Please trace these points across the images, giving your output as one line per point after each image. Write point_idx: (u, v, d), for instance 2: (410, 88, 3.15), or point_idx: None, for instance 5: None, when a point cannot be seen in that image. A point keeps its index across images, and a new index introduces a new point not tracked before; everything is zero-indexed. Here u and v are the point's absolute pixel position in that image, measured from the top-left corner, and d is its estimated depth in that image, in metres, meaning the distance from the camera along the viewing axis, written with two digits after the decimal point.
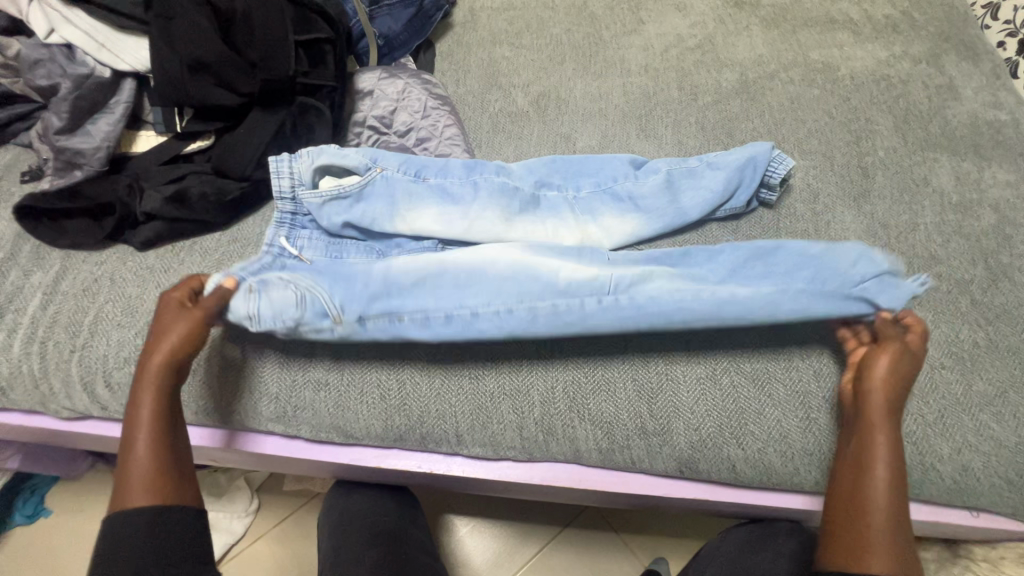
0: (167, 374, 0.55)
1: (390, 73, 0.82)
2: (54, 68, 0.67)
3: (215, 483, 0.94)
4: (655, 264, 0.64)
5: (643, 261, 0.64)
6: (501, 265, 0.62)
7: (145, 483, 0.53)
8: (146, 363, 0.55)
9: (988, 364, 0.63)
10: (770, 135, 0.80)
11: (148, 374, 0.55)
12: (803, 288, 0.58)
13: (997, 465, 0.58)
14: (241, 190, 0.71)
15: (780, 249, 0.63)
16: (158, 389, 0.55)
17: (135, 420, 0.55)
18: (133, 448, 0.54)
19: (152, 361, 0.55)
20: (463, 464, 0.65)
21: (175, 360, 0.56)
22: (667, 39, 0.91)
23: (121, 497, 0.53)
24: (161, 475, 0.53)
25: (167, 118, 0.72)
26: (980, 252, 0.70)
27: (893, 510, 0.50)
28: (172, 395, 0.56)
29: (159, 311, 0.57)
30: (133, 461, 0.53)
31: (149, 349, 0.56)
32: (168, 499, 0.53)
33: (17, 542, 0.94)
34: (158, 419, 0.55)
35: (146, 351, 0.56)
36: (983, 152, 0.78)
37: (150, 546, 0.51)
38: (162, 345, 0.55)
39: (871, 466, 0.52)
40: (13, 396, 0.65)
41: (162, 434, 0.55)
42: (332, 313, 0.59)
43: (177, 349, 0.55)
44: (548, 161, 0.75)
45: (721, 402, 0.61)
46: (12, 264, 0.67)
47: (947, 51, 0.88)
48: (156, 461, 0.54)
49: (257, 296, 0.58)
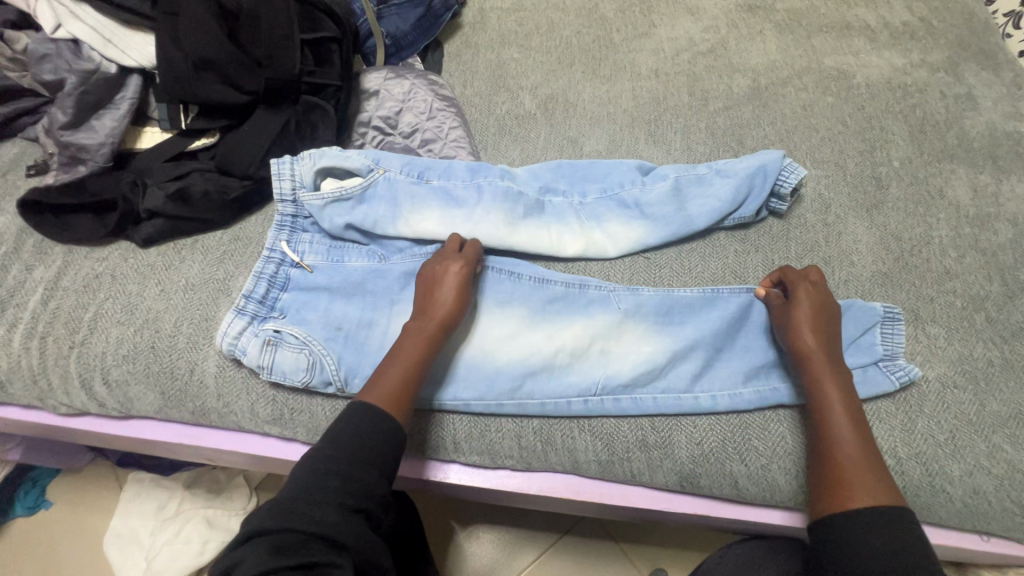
0: (450, 317, 0.59)
1: (397, 73, 0.81)
2: (59, 62, 0.66)
3: (215, 481, 0.94)
4: (644, 313, 0.66)
5: (644, 313, 0.66)
6: (502, 355, 0.63)
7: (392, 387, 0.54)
8: (435, 312, 0.59)
9: (1003, 384, 0.61)
10: (781, 142, 0.79)
11: (439, 307, 0.59)
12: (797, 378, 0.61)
13: (1012, 489, 0.56)
14: (244, 189, 0.70)
15: None
16: (434, 327, 0.58)
17: (404, 345, 0.57)
18: (396, 359, 0.56)
19: (442, 303, 0.59)
20: (459, 472, 0.64)
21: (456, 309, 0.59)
22: (678, 44, 0.90)
23: (367, 389, 0.55)
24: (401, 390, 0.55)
25: (173, 115, 0.72)
26: (995, 267, 0.68)
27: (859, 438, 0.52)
28: (438, 335, 0.58)
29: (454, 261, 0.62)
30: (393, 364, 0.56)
31: (434, 298, 0.60)
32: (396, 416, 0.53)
33: (17, 534, 0.94)
34: (421, 352, 0.57)
35: (439, 292, 0.60)
36: (1001, 164, 0.76)
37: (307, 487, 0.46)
38: (454, 298, 0.59)
39: (829, 412, 0.54)
40: (13, 391, 0.65)
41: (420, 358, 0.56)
42: (338, 384, 0.61)
43: (458, 298, 0.60)
44: (554, 166, 0.74)
45: (728, 429, 0.60)
46: (15, 257, 0.67)
47: (966, 60, 0.86)
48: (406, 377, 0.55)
49: (273, 349, 0.60)
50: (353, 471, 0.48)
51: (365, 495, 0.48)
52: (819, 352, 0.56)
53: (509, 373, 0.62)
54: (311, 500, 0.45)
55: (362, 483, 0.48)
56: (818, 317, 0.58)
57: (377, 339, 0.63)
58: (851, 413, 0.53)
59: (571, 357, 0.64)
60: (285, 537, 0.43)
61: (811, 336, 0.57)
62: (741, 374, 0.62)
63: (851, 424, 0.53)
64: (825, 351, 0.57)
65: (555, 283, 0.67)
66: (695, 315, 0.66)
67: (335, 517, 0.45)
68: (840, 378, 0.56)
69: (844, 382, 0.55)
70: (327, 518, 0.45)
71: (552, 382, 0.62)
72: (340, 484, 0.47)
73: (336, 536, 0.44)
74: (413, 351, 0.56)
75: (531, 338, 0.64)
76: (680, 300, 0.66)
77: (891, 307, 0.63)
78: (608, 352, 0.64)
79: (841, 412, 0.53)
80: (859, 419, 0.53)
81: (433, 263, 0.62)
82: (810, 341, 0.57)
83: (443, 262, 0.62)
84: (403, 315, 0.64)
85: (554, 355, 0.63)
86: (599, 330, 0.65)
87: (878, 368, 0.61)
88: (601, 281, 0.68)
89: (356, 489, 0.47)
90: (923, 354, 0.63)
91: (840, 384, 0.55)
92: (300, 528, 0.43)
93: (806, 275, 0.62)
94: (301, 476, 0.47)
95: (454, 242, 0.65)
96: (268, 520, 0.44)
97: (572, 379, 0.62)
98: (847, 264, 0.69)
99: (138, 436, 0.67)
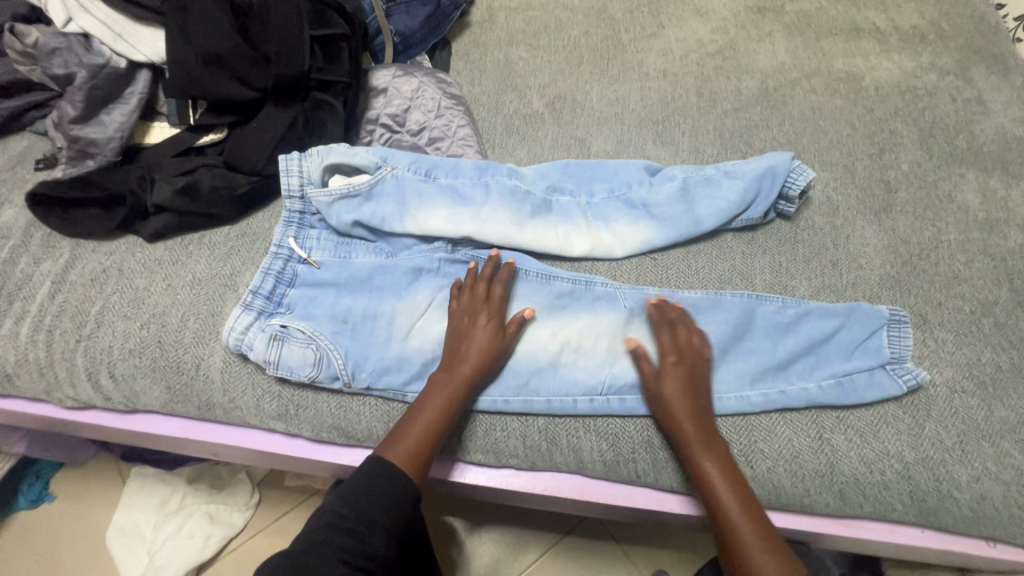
0: (476, 377, 0.59)
1: (405, 71, 0.81)
2: (70, 57, 0.67)
3: (218, 477, 0.94)
4: None
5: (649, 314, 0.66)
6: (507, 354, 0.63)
7: (415, 442, 0.55)
8: (461, 369, 0.59)
9: (1011, 390, 0.60)
10: (789, 145, 0.79)
11: (462, 365, 0.59)
12: (801, 380, 0.61)
13: (1019, 495, 0.56)
14: (251, 185, 0.70)
15: (791, 324, 0.64)
16: (459, 386, 0.58)
17: (429, 398, 0.58)
18: (418, 416, 0.57)
19: (462, 362, 0.59)
20: (463, 472, 0.63)
21: (481, 369, 0.59)
22: (687, 44, 0.90)
23: (389, 441, 0.56)
24: (423, 444, 0.55)
25: (182, 111, 0.71)
26: (1005, 272, 0.67)
27: (753, 520, 0.52)
28: (461, 396, 0.58)
29: (486, 316, 0.61)
30: (415, 421, 0.56)
31: (460, 352, 0.60)
32: (414, 477, 0.54)
33: (20, 527, 0.94)
34: (444, 409, 0.57)
35: (463, 350, 0.60)
36: (1011, 169, 0.75)
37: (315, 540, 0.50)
38: (479, 358, 0.59)
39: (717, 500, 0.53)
40: (19, 383, 0.65)
41: (442, 417, 0.57)
42: (345, 379, 0.61)
43: (485, 357, 0.59)
44: (561, 165, 0.74)
45: (734, 431, 0.60)
46: (23, 251, 0.67)
47: (976, 64, 0.85)
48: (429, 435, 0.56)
49: (279, 345, 0.60)
50: (358, 530, 0.51)
51: (366, 553, 0.50)
52: (693, 431, 0.56)
53: (513, 372, 0.62)
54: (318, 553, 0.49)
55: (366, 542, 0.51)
56: (685, 392, 0.57)
57: (384, 334, 0.63)
58: (737, 494, 0.53)
59: (576, 354, 0.64)
60: None
61: (685, 417, 0.56)
62: (747, 376, 0.61)
63: (739, 506, 0.53)
64: (699, 428, 0.56)
65: (561, 280, 0.67)
66: (701, 316, 0.65)
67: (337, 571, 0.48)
68: (718, 455, 0.55)
69: (724, 459, 0.55)
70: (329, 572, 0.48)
71: (558, 381, 0.62)
72: (344, 540, 0.50)
73: None
74: (436, 408, 0.57)
75: (537, 336, 0.64)
76: (686, 300, 0.66)
77: (898, 310, 0.63)
78: (613, 352, 0.64)
79: (727, 496, 0.53)
80: (747, 496, 0.53)
81: (461, 315, 0.62)
82: (685, 423, 0.56)
83: (470, 314, 0.62)
84: (411, 311, 0.64)
85: (559, 354, 0.64)
86: (604, 330, 0.65)
87: (885, 370, 0.61)
88: (608, 279, 0.68)
89: (360, 546, 0.50)
90: (930, 358, 0.63)
91: (723, 462, 0.55)
92: None
93: (669, 341, 0.61)
94: (312, 528, 0.51)
95: (485, 279, 0.63)
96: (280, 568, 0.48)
97: (577, 378, 0.62)
98: (855, 267, 0.69)
99: (143, 430, 0.67)
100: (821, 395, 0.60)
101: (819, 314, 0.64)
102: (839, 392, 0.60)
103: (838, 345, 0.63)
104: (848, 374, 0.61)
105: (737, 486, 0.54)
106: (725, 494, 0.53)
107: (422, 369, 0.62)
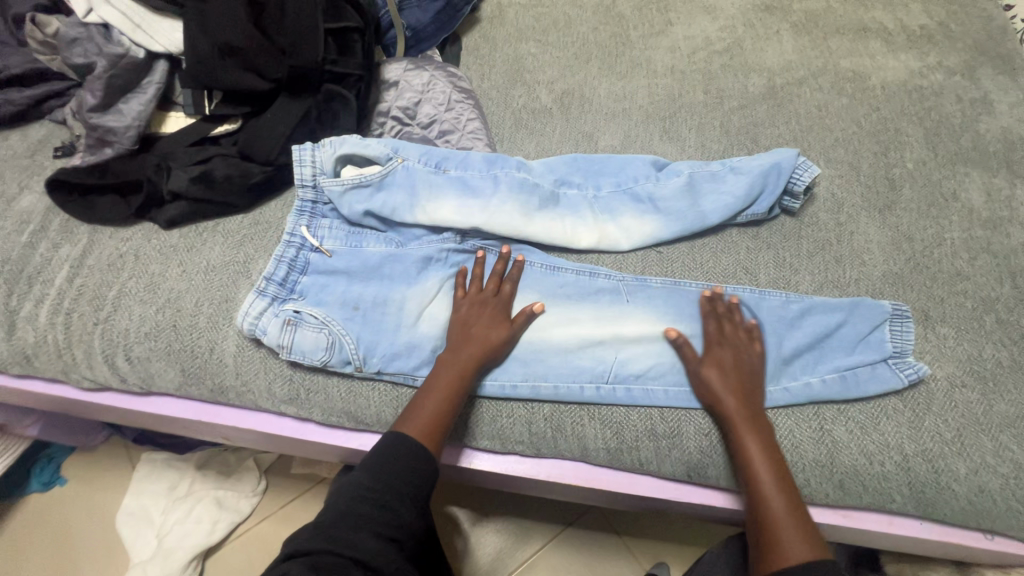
0: (483, 359, 0.60)
1: (417, 64, 0.83)
2: (90, 47, 0.68)
3: (227, 463, 0.96)
4: (654, 305, 0.67)
5: (653, 305, 0.67)
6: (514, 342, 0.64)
7: (428, 419, 0.56)
8: (467, 349, 0.60)
9: (1011, 385, 0.61)
10: (795, 142, 0.80)
11: (471, 346, 0.60)
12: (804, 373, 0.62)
13: (1017, 488, 0.56)
14: (264, 173, 0.71)
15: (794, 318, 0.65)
16: (467, 366, 0.59)
17: (439, 377, 0.59)
18: (428, 394, 0.58)
19: (470, 345, 0.61)
20: (470, 457, 0.65)
21: (488, 351, 0.61)
22: (695, 42, 0.90)
23: (401, 420, 0.57)
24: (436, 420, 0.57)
25: (198, 101, 0.72)
26: (1007, 270, 0.68)
27: (788, 497, 0.54)
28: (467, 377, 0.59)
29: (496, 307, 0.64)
30: (427, 399, 0.58)
31: (465, 335, 0.61)
32: (430, 449, 0.55)
33: (33, 509, 0.96)
34: (453, 387, 0.58)
35: (472, 334, 0.61)
36: (1016, 168, 0.76)
37: (343, 512, 0.50)
38: (486, 340, 0.61)
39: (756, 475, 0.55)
40: (37, 364, 0.67)
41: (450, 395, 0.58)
42: (357, 364, 0.62)
43: (492, 341, 0.61)
44: (569, 159, 0.75)
45: None
46: (42, 235, 0.69)
47: (983, 64, 0.86)
48: (441, 412, 0.57)
49: (293, 329, 0.62)
50: (385, 500, 0.51)
51: (397, 525, 0.51)
52: (739, 411, 0.57)
53: (520, 359, 0.63)
54: (350, 526, 0.49)
55: (394, 514, 0.51)
56: (730, 376, 0.60)
57: (395, 320, 0.64)
58: (778, 472, 0.55)
59: (582, 343, 0.65)
60: (322, 557, 0.46)
61: (731, 398, 0.58)
62: None
63: (779, 484, 0.54)
64: (745, 409, 0.58)
65: (567, 271, 0.69)
66: None
67: (371, 543, 0.48)
68: (764, 435, 0.57)
69: (768, 439, 0.57)
70: (364, 543, 0.48)
71: (565, 369, 0.63)
72: (376, 513, 0.50)
73: (369, 560, 0.47)
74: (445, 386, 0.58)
75: (544, 327, 0.66)
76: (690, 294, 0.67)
77: (899, 305, 0.64)
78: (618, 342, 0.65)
79: (766, 472, 0.55)
80: (785, 476, 0.55)
81: (469, 303, 0.64)
82: (730, 403, 0.58)
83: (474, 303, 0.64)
84: (421, 298, 0.66)
85: (565, 344, 0.65)
86: (609, 321, 0.66)
87: (886, 364, 0.62)
88: (613, 271, 0.69)
89: (391, 519, 0.50)
90: (931, 353, 0.63)
91: (764, 442, 0.56)
92: (336, 551, 0.47)
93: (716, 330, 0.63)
94: (337, 503, 0.51)
95: (496, 275, 0.65)
96: (311, 542, 0.47)
97: (583, 366, 0.63)
98: (858, 263, 0.69)
99: (157, 413, 0.68)
100: (823, 389, 0.61)
101: (821, 309, 0.65)
102: (842, 385, 0.61)
103: (840, 339, 0.64)
104: (850, 368, 0.62)
105: (776, 465, 0.55)
106: (765, 474, 0.55)
107: (431, 354, 0.63)
